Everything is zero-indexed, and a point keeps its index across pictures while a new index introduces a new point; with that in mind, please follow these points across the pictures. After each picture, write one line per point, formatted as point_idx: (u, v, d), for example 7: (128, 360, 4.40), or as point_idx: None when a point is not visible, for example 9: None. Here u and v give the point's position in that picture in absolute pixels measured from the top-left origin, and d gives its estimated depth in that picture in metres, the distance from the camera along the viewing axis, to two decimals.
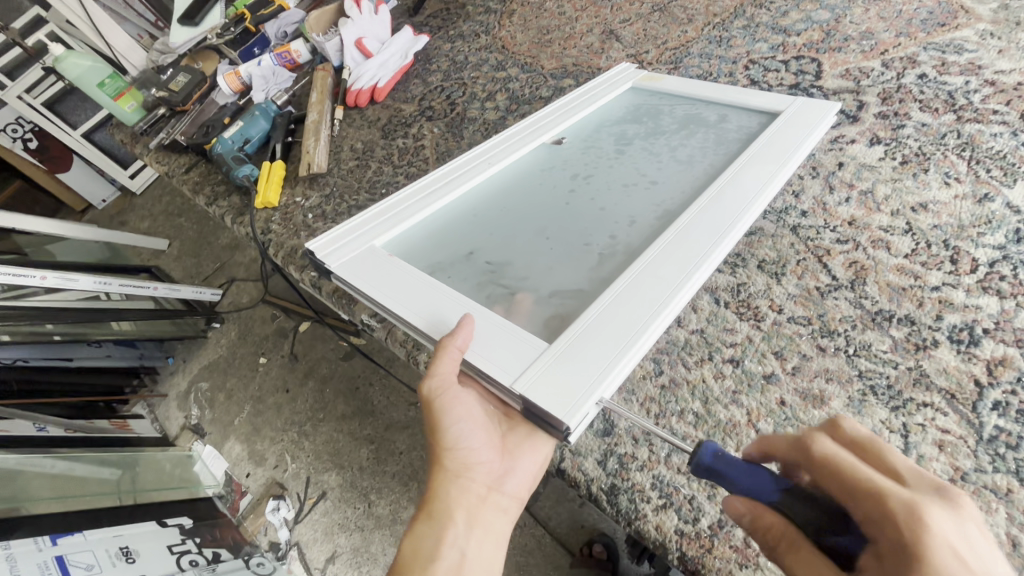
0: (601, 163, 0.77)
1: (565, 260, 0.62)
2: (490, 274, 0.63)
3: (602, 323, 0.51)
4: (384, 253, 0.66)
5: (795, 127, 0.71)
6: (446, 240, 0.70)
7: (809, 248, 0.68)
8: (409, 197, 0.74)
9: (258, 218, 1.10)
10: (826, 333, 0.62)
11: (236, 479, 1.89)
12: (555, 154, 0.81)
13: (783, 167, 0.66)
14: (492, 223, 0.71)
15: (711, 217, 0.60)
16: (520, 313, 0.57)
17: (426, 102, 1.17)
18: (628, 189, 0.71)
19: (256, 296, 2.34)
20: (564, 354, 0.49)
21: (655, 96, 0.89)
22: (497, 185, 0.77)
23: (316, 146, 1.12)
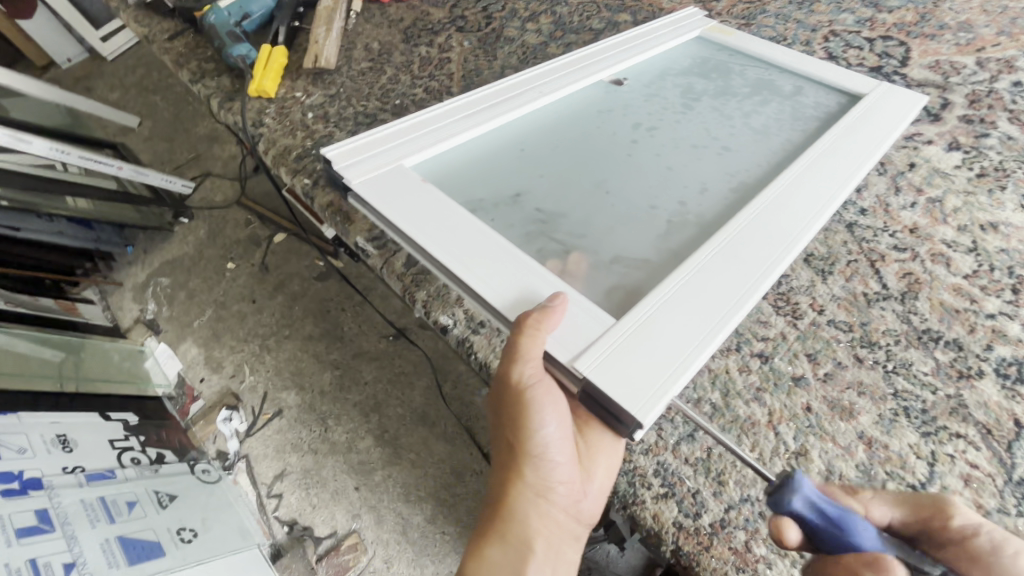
0: (667, 115, 0.69)
1: (627, 224, 0.57)
2: (541, 225, 0.57)
3: (679, 305, 0.47)
4: (417, 177, 0.58)
5: (883, 117, 0.65)
6: (491, 174, 0.63)
7: (862, 250, 0.63)
8: (452, 113, 0.65)
9: (250, 108, 0.97)
10: (866, 344, 0.58)
11: (189, 382, 1.82)
12: (612, 96, 0.73)
13: (869, 159, 0.61)
14: (545, 163, 0.64)
15: (796, 201, 0.56)
16: (580, 274, 0.53)
17: (458, 10, 1.03)
18: (698, 152, 0.65)
19: (231, 196, 2.17)
20: (640, 333, 0.45)
21: (723, 51, 0.80)
22: (550, 120, 0.69)
23: (327, 36, 0.99)
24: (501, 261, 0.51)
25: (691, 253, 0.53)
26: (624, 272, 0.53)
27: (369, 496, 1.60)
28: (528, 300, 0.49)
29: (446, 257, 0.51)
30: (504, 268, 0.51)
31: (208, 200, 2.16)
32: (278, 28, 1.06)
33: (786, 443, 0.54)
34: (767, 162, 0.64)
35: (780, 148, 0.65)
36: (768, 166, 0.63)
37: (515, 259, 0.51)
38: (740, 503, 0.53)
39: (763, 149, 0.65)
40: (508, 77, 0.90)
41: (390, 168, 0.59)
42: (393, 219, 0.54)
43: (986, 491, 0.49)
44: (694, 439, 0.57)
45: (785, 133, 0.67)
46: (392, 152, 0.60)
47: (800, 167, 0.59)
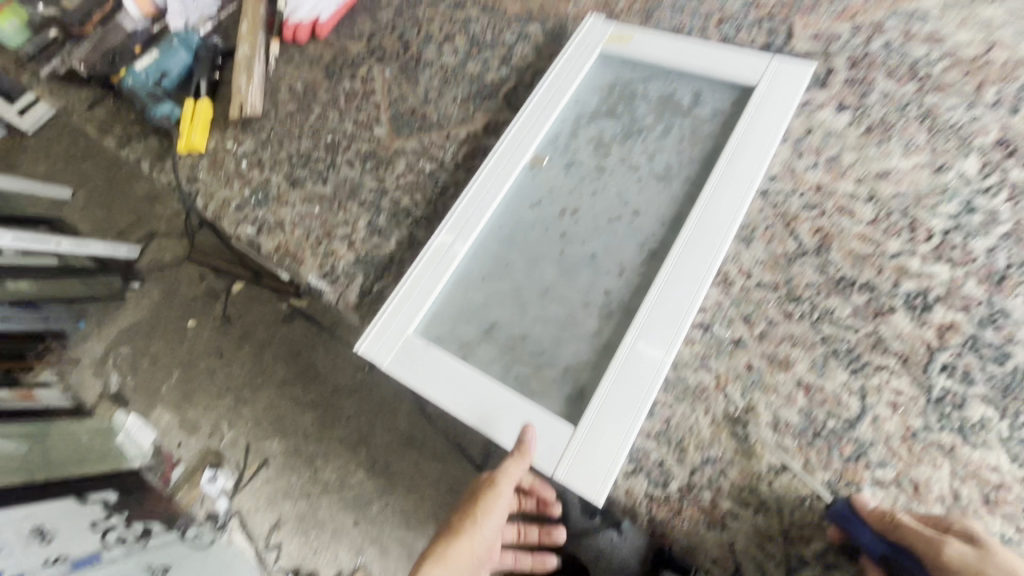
0: (584, 189, 0.75)
1: (575, 327, 0.66)
2: (510, 351, 0.67)
3: (612, 400, 0.58)
4: (422, 342, 0.68)
5: (758, 134, 0.70)
6: (466, 308, 0.71)
7: (776, 214, 0.68)
8: (421, 270, 0.72)
9: (182, 165, 0.98)
10: (792, 299, 0.62)
11: (167, 449, 1.81)
12: (538, 180, 0.77)
13: (748, 195, 0.66)
14: (501, 282, 0.72)
15: (688, 265, 0.63)
16: (541, 390, 0.63)
17: (376, 41, 1.05)
18: (613, 226, 0.71)
19: (180, 254, 2.09)
20: (590, 436, 0.57)
21: (625, 64, 0.84)
22: (497, 231, 0.75)
23: (248, 86, 1.01)
24: (502, 404, 0.62)
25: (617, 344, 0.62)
26: (577, 383, 0.62)
27: (370, 528, 1.64)
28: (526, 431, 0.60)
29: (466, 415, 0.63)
30: (507, 410, 0.62)
31: (157, 260, 2.10)
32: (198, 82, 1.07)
33: (734, 402, 0.59)
34: (668, 214, 0.70)
35: (679, 195, 0.71)
36: (670, 222, 0.69)
37: (509, 399, 0.62)
38: (703, 465, 0.56)
39: (665, 202, 0.71)
40: (433, 99, 0.93)
41: (404, 343, 0.68)
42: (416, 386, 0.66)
43: (911, 413, 0.54)
44: (653, 413, 0.60)
45: (686, 166, 0.72)
46: (395, 328, 0.69)
47: (690, 226, 0.65)
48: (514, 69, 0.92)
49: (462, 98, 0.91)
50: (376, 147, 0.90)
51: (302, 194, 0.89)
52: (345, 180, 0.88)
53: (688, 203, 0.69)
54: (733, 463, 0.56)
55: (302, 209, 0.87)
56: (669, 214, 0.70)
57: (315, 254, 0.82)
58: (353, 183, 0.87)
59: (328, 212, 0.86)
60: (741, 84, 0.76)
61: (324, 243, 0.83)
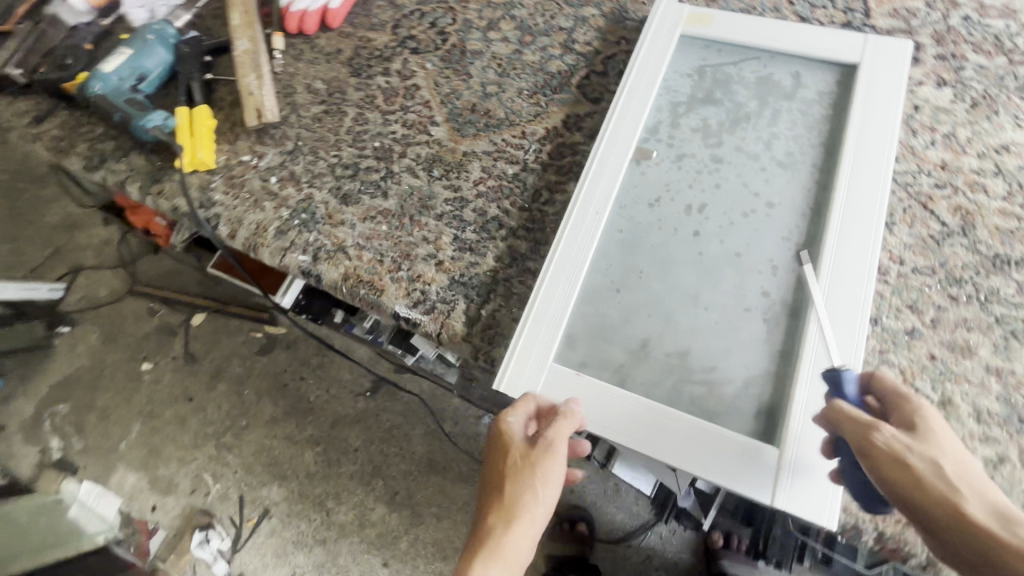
0: (705, 182, 0.70)
1: (740, 334, 0.61)
2: (675, 369, 0.60)
3: (812, 411, 0.54)
4: (570, 371, 0.59)
5: (880, 115, 0.68)
6: (606, 327, 0.63)
7: (910, 195, 0.66)
8: (548, 289, 0.62)
9: (189, 186, 0.82)
10: (954, 282, 0.61)
11: (139, 516, 1.56)
12: (649, 177, 0.71)
13: (886, 180, 0.64)
14: (642, 293, 0.64)
15: (852, 259, 0.60)
16: (725, 409, 0.57)
17: (403, 30, 0.92)
18: (750, 220, 0.67)
19: (119, 288, 1.77)
20: (801, 454, 0.52)
21: (710, 47, 0.80)
22: (617, 236, 0.67)
23: (260, 85, 0.85)
24: (686, 427, 0.55)
25: (798, 348, 0.58)
26: (764, 396, 0.58)
27: (402, 567, 1.50)
28: (723, 459, 0.53)
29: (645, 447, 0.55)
30: (693, 435, 0.55)
31: (89, 297, 1.76)
32: (187, 85, 0.89)
33: (928, 396, 0.56)
34: (806, 204, 0.67)
35: (813, 183, 0.68)
36: (810, 212, 0.66)
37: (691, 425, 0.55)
38: None
39: (799, 191, 0.68)
40: (493, 93, 0.83)
41: (550, 375, 0.59)
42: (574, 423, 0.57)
43: None
44: None
45: (809, 152, 0.71)
46: (534, 359, 0.60)
47: (840, 216, 0.62)
48: (579, 57, 0.84)
49: (528, 91, 0.82)
50: (439, 150, 0.79)
51: (359, 212, 0.76)
52: (411, 191, 0.76)
53: (824, 192, 0.67)
54: None
55: (364, 229, 0.75)
56: (806, 205, 0.67)
57: (397, 280, 0.70)
58: (422, 194, 0.76)
59: (399, 230, 0.74)
60: (841, 63, 0.75)
61: (404, 266, 0.71)
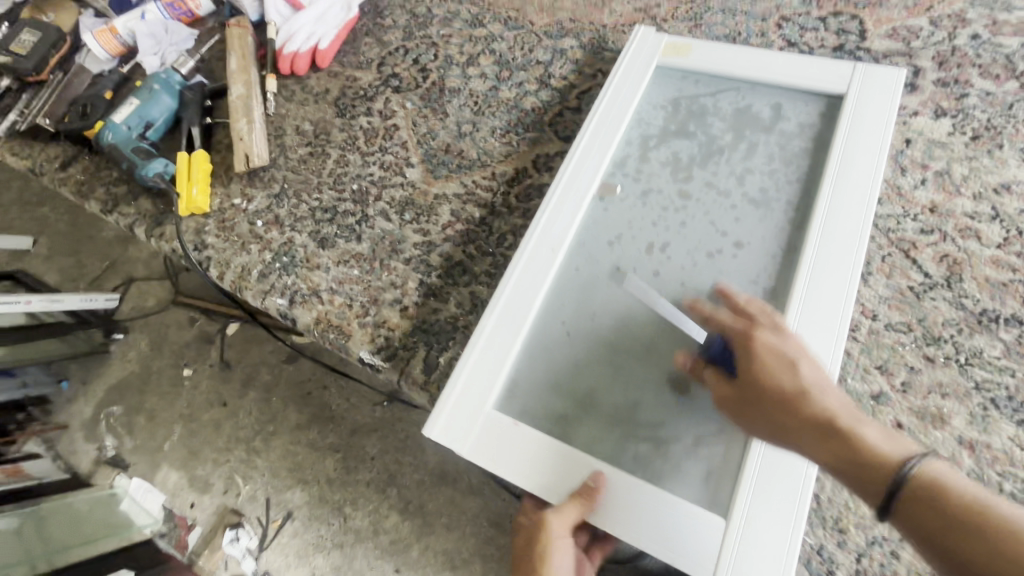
0: (671, 219, 0.68)
1: (693, 388, 0.59)
2: (622, 421, 0.59)
3: (760, 478, 0.52)
4: (508, 420, 0.58)
5: (861, 145, 0.64)
6: (552, 373, 0.62)
7: (891, 241, 0.62)
8: (493, 329, 0.61)
9: (186, 229, 0.87)
10: (932, 341, 0.56)
11: (179, 511, 1.56)
12: (613, 212, 0.69)
13: (867, 221, 0.60)
14: (592, 337, 0.63)
15: (822, 308, 0.57)
16: (671, 468, 0.56)
17: (388, 68, 0.94)
18: (715, 261, 0.64)
19: (165, 298, 1.81)
20: (747, 526, 0.51)
21: (688, 77, 0.76)
22: (574, 274, 0.66)
23: (250, 130, 0.89)
24: (623, 492, 0.54)
25: None
26: (714, 458, 0.55)
27: None
28: (669, 527, 0.52)
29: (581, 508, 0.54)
30: (633, 501, 0.54)
31: (139, 306, 1.80)
32: (188, 130, 0.94)
33: None
34: (778, 245, 0.64)
35: (787, 223, 0.64)
36: (783, 254, 0.63)
37: (635, 489, 0.54)
38: (869, 547, 0.51)
39: (771, 232, 0.65)
40: (468, 133, 0.83)
41: (489, 422, 0.58)
42: (509, 478, 0.57)
43: None
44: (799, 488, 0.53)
45: (785, 189, 0.66)
46: (471, 404, 0.59)
47: (811, 260, 0.59)
48: (554, 92, 0.83)
49: (501, 130, 0.82)
50: (412, 193, 0.81)
51: (335, 255, 0.79)
52: (383, 235, 0.78)
53: (798, 233, 0.64)
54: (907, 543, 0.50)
55: (338, 272, 0.77)
56: (779, 245, 0.64)
57: (363, 326, 0.73)
58: (393, 238, 0.78)
59: (369, 274, 0.76)
60: (828, 93, 0.70)
61: (371, 311, 0.73)
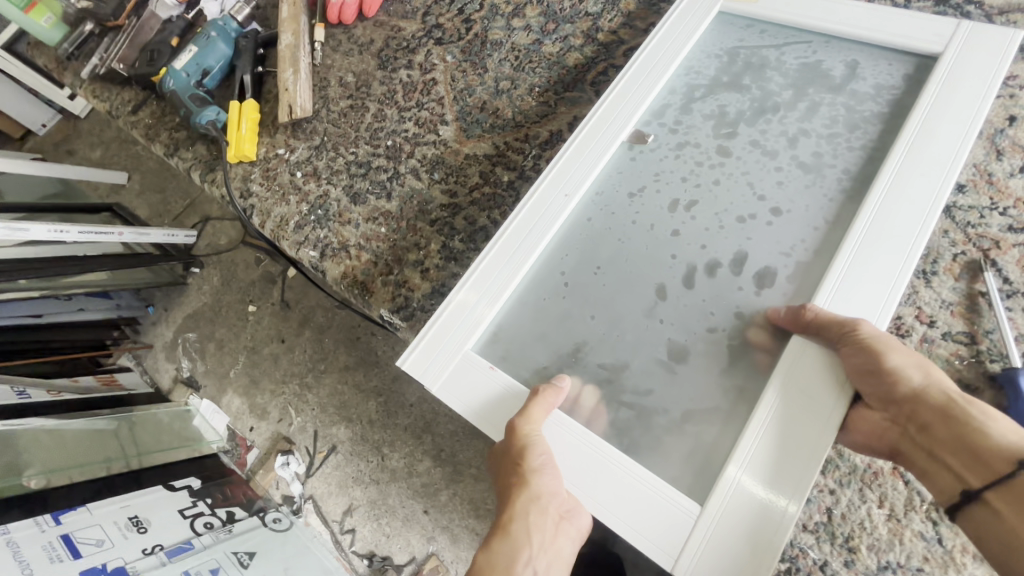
0: (704, 175, 0.61)
1: (687, 359, 0.54)
2: (607, 385, 0.56)
3: (747, 464, 0.45)
4: (485, 362, 0.57)
5: (954, 97, 0.53)
6: (543, 326, 0.60)
7: (969, 238, 0.53)
8: (489, 269, 0.60)
9: (234, 176, 0.92)
10: (998, 356, 0.49)
11: (240, 433, 1.61)
12: (639, 163, 0.64)
13: (942, 191, 0.49)
14: (585, 290, 0.61)
15: (862, 287, 0.48)
16: (651, 443, 0.52)
17: (431, 18, 0.91)
18: (745, 226, 0.58)
19: (235, 237, 1.81)
20: (722, 521, 0.44)
21: (752, 28, 0.67)
22: (585, 225, 0.63)
23: (296, 80, 0.90)
24: (589, 455, 0.51)
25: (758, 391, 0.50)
26: (703, 437, 0.50)
27: (440, 518, 1.38)
28: (635, 506, 0.47)
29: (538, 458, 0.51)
30: (600, 466, 0.50)
31: (213, 244, 1.82)
32: (241, 79, 0.96)
33: (920, 493, 0.48)
34: (825, 216, 0.56)
35: (837, 195, 0.56)
36: (827, 226, 0.55)
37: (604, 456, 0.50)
38: (880, 572, 0.47)
39: (818, 201, 0.57)
40: (505, 90, 0.80)
41: (458, 362, 0.57)
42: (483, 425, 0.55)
43: None
44: (810, 501, 0.50)
45: (843, 156, 0.58)
46: (451, 339, 0.58)
47: (856, 240, 0.50)
48: (601, 48, 0.78)
49: (539, 88, 0.78)
50: (443, 152, 0.79)
51: (365, 212, 0.79)
52: (412, 194, 0.78)
53: (850, 207, 0.55)
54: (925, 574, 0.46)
55: (367, 229, 0.78)
56: (825, 217, 0.56)
57: (386, 284, 0.74)
58: (422, 199, 0.77)
59: (396, 233, 0.76)
60: (917, 54, 0.59)
61: (394, 271, 0.74)
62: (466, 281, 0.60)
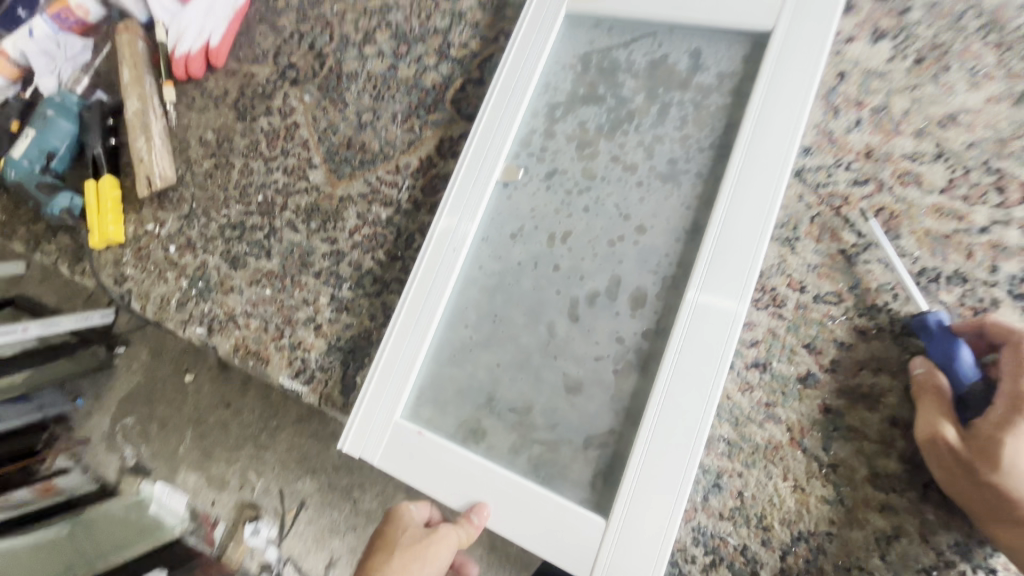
0: (573, 202, 0.61)
1: (585, 389, 0.55)
2: (520, 426, 0.56)
3: (644, 474, 0.48)
4: (413, 428, 0.58)
5: (784, 84, 0.53)
6: (456, 381, 0.60)
7: (821, 198, 0.54)
8: (398, 340, 0.61)
9: (105, 262, 0.85)
10: (864, 310, 0.50)
11: (202, 509, 1.24)
12: (515, 200, 0.64)
13: (776, 183, 0.50)
14: (487, 338, 0.60)
15: (715, 300, 0.49)
16: (559, 471, 0.54)
17: (284, 58, 0.86)
18: (615, 249, 0.58)
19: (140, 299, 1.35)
20: (623, 531, 0.48)
21: (600, 25, 0.66)
22: (478, 274, 0.63)
23: (149, 149, 0.84)
24: (501, 490, 0.53)
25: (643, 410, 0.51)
26: (606, 451, 0.52)
27: None
28: (549, 529, 0.51)
29: (469, 508, 0.54)
30: (503, 499, 0.53)
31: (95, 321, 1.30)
32: (92, 155, 0.89)
33: (818, 458, 0.48)
34: (683, 225, 0.56)
35: (692, 200, 0.57)
36: (686, 235, 0.56)
37: (515, 488, 0.53)
38: (795, 544, 0.47)
39: (676, 210, 0.57)
40: (369, 122, 0.76)
41: (389, 435, 0.59)
42: (426, 488, 0.56)
43: None
44: (722, 488, 0.50)
45: (695, 158, 0.58)
46: (380, 414, 0.60)
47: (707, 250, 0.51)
48: (456, 65, 0.74)
49: (402, 115, 0.75)
50: (317, 198, 0.75)
51: (247, 275, 0.75)
52: (291, 248, 0.74)
53: (706, 209, 0.56)
54: (834, 537, 0.47)
55: (252, 293, 0.74)
56: (682, 225, 0.56)
57: (280, 349, 0.70)
58: (302, 250, 0.73)
59: (281, 292, 0.72)
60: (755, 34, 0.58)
61: (286, 333, 0.70)
62: (381, 359, 0.61)
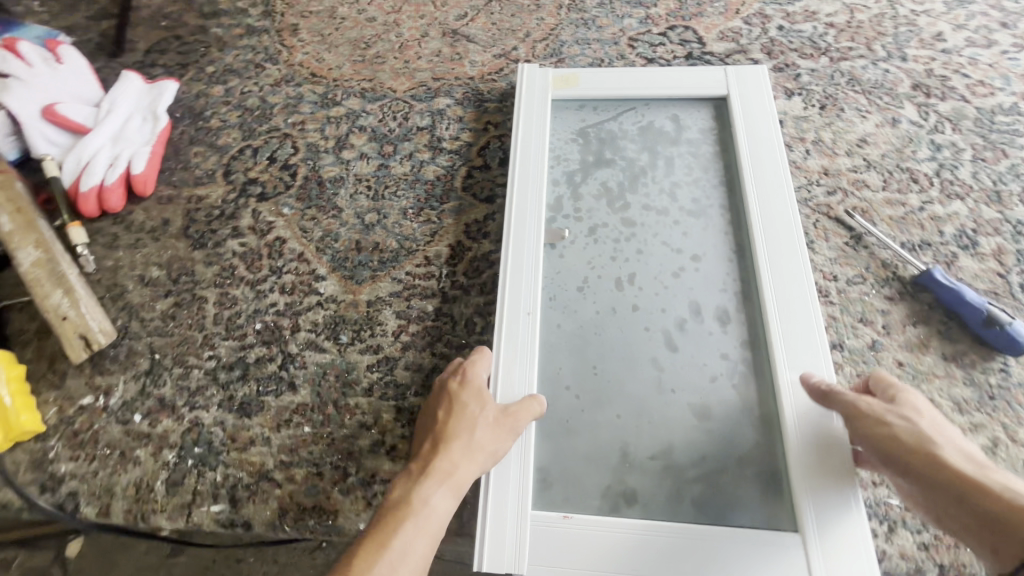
0: (626, 249, 0.66)
1: (712, 410, 0.57)
2: (668, 470, 0.55)
3: (808, 464, 0.52)
4: (560, 514, 0.53)
5: (759, 130, 0.69)
6: (580, 449, 0.57)
7: (813, 209, 0.69)
8: None
9: (17, 468, 0.61)
10: (883, 283, 0.64)
11: None
12: (568, 259, 0.67)
13: (791, 201, 0.64)
14: (597, 394, 0.59)
15: (793, 295, 0.58)
16: (728, 498, 0.54)
17: (238, 175, 0.78)
18: (681, 279, 0.64)
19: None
20: (821, 527, 0.49)
21: (585, 106, 0.77)
22: (559, 335, 0.62)
23: (75, 301, 0.65)
24: (683, 540, 0.51)
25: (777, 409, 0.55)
26: (760, 463, 0.55)
27: None
28: (752, 558, 0.49)
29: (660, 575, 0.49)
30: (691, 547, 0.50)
31: None
32: None
33: None
34: (727, 248, 0.65)
35: (725, 227, 0.67)
36: (734, 254, 0.65)
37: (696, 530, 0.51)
38: None
39: (716, 236, 0.66)
40: (375, 222, 0.72)
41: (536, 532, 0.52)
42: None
43: None
44: None
45: (713, 196, 0.69)
46: (517, 513, 0.53)
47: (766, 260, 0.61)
48: (453, 156, 0.77)
49: (413, 209, 0.73)
50: (339, 310, 0.67)
51: (269, 419, 0.61)
52: (323, 371, 0.63)
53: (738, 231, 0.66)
54: None
55: (285, 438, 0.60)
56: (726, 248, 0.65)
57: (348, 491, 0.57)
58: (340, 370, 0.63)
59: (327, 424, 0.61)
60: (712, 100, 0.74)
61: (351, 469, 0.58)
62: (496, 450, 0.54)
